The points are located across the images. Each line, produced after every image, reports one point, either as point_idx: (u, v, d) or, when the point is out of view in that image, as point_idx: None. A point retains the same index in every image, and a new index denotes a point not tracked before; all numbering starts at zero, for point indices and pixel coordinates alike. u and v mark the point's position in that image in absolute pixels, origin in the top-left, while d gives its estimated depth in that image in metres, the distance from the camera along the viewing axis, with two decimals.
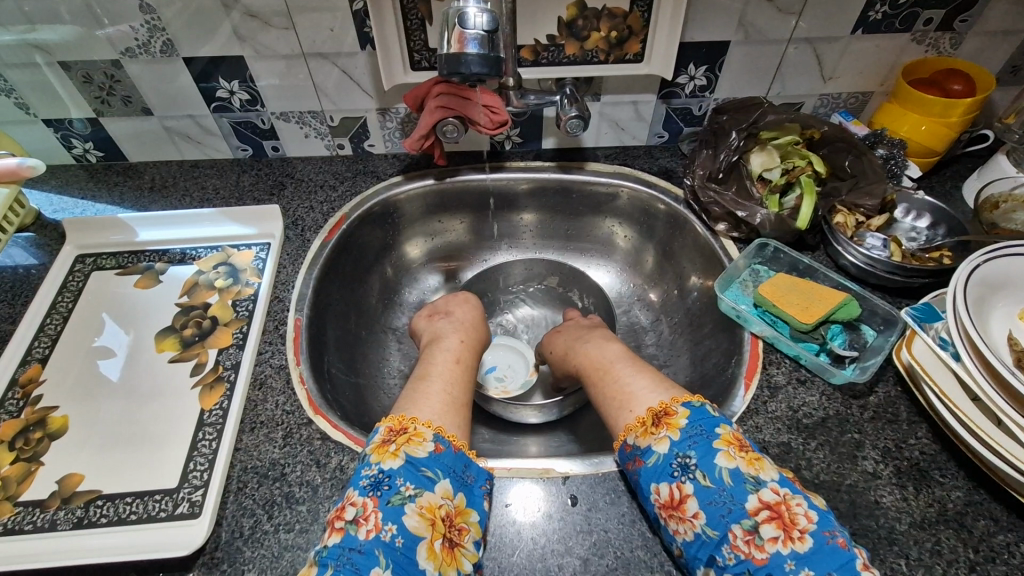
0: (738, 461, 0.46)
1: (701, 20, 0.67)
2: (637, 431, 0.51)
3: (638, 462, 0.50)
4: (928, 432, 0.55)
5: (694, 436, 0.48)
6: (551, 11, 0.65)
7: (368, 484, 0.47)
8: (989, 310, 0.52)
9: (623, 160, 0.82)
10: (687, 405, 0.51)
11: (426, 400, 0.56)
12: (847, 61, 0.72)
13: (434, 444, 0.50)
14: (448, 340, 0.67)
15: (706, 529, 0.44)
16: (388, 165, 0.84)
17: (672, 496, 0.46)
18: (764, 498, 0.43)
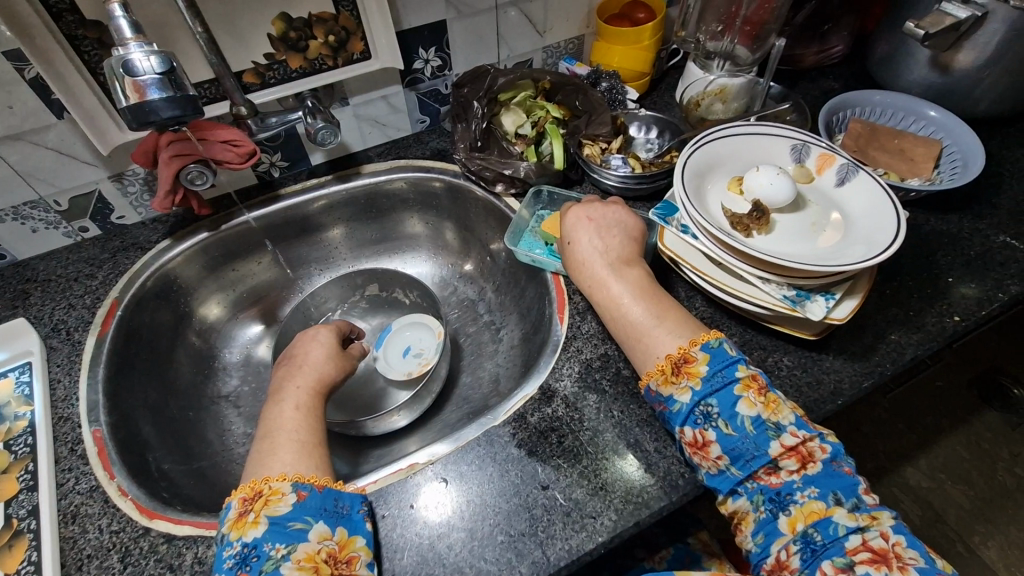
0: (760, 407, 0.47)
1: (410, 6, 0.69)
2: (659, 379, 0.51)
3: (664, 408, 0.51)
4: (703, 301, 0.66)
5: (716, 384, 0.49)
6: (257, 31, 0.64)
7: (234, 563, 0.45)
8: (708, 191, 0.63)
9: (397, 153, 0.84)
10: (705, 348, 0.50)
11: (278, 455, 0.52)
12: (552, 14, 0.81)
13: (295, 494, 0.48)
14: (291, 392, 0.59)
15: (732, 468, 0.47)
16: (150, 232, 0.76)
17: (696, 440, 0.48)
18: (785, 442, 0.46)
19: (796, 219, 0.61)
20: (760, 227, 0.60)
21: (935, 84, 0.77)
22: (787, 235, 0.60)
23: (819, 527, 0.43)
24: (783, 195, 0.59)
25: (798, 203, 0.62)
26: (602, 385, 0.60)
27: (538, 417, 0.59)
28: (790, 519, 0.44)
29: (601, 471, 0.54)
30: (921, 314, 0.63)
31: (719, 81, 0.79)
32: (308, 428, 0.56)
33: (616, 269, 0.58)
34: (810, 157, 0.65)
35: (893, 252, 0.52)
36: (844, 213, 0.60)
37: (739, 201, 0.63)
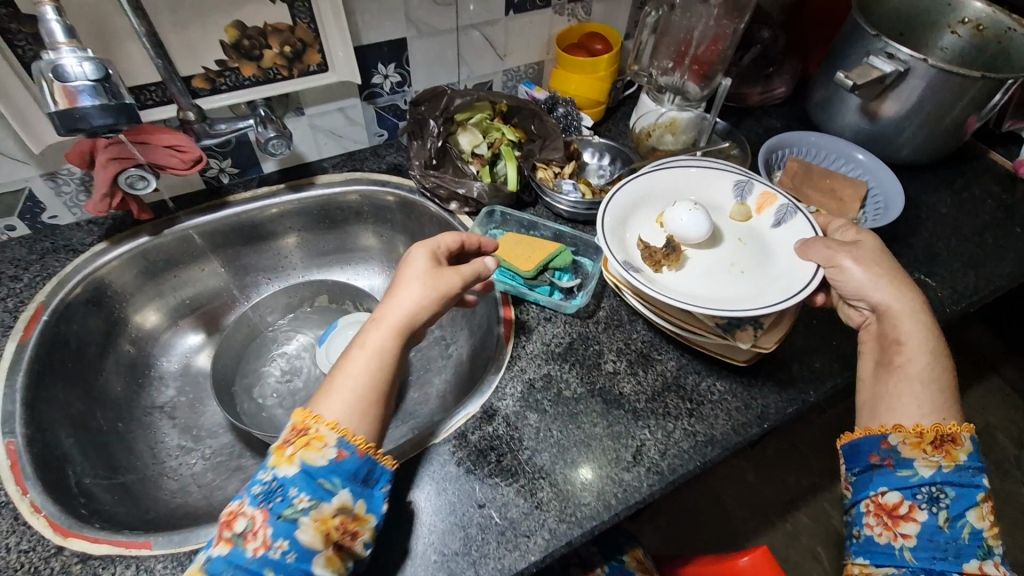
0: (982, 523, 0.48)
1: (369, 22, 0.70)
2: (907, 440, 0.50)
3: (889, 465, 0.51)
4: (643, 325, 0.69)
5: (963, 479, 0.49)
6: (208, 37, 0.63)
7: (261, 493, 0.44)
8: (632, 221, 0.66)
9: (353, 165, 0.84)
10: (972, 440, 0.50)
11: (332, 397, 0.49)
12: (513, 39, 0.83)
13: (337, 450, 0.46)
14: (375, 333, 0.52)
15: (907, 551, 0.48)
16: (85, 233, 0.73)
17: (898, 507, 0.50)
18: (986, 569, 0.47)
19: (717, 256, 0.65)
20: (670, 262, 0.63)
21: (863, 130, 0.83)
22: (700, 273, 0.63)
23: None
24: (698, 233, 0.63)
25: (725, 239, 0.66)
26: (543, 405, 0.61)
27: (478, 436, 0.59)
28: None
29: (538, 489, 0.55)
30: (843, 345, 0.67)
31: (668, 114, 0.84)
32: (373, 372, 0.50)
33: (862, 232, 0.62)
34: (752, 195, 0.68)
35: (792, 302, 0.56)
36: (763, 252, 0.64)
37: (658, 235, 0.66)
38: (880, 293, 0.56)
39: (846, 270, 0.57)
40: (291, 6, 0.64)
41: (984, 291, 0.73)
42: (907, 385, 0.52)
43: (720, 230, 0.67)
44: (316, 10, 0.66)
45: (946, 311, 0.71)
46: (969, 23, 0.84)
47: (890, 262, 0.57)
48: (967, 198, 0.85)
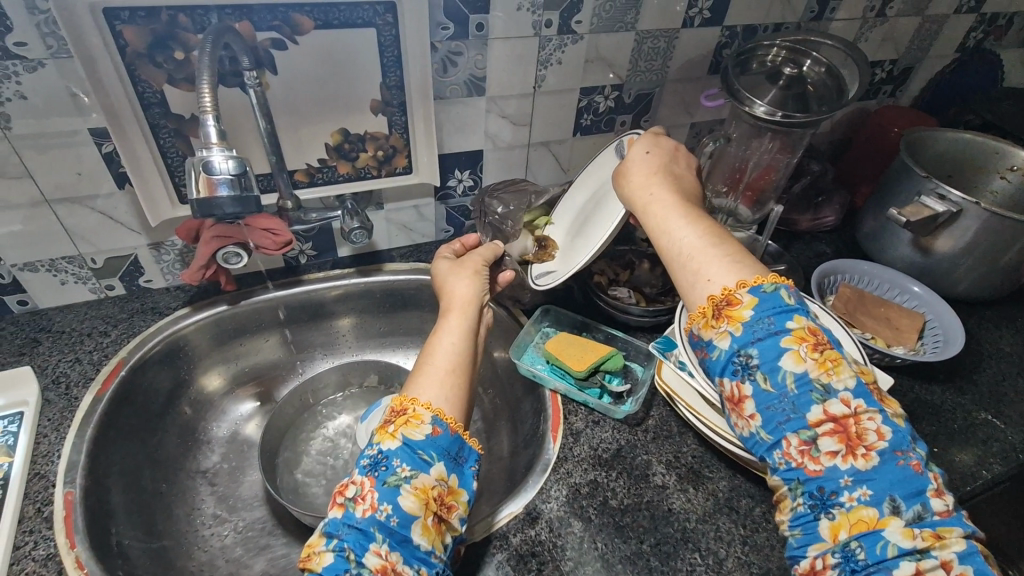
0: (807, 366, 0.43)
1: (454, 134, 0.78)
2: (699, 322, 0.49)
3: (705, 356, 0.49)
4: (694, 438, 0.67)
5: (759, 332, 0.45)
6: (316, 139, 0.71)
7: (368, 464, 0.47)
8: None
9: (418, 256, 0.90)
10: (753, 292, 0.46)
11: (426, 373, 0.54)
12: (577, 156, 0.91)
13: (432, 427, 0.49)
14: (448, 334, 0.58)
15: (761, 431, 0.45)
16: (172, 298, 0.79)
17: (733, 394, 0.47)
18: (831, 410, 0.42)
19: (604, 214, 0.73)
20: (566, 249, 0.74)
21: (916, 262, 0.85)
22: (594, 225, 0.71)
23: (864, 542, 0.39)
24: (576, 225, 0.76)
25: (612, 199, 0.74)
26: (588, 513, 0.60)
27: (520, 538, 0.57)
28: (833, 524, 0.41)
29: None
30: None
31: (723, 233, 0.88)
32: (456, 351, 0.57)
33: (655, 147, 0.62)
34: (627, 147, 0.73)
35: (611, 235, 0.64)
36: None
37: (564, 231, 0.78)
38: (642, 195, 0.58)
39: (627, 184, 0.60)
40: (389, 118, 0.73)
41: None
42: (680, 268, 0.52)
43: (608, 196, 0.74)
44: (410, 122, 0.75)
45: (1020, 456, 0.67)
46: (1018, 170, 0.88)
47: (643, 160, 0.61)
48: None
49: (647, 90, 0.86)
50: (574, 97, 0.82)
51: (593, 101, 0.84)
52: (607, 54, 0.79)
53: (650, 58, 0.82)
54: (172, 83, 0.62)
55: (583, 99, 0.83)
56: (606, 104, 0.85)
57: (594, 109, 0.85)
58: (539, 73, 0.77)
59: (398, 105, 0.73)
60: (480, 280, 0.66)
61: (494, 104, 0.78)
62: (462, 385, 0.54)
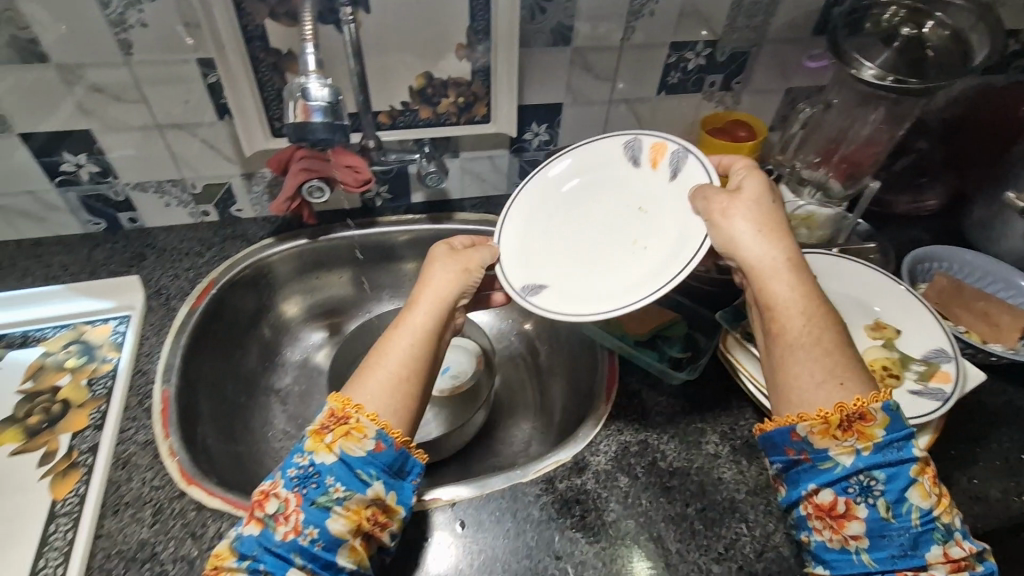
0: (932, 498, 0.43)
1: (535, 85, 0.78)
2: (815, 428, 0.45)
3: (808, 461, 0.45)
4: (753, 413, 0.66)
5: (891, 457, 0.43)
6: (401, 81, 0.73)
7: (297, 477, 0.45)
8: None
9: (488, 208, 0.91)
10: (887, 409, 0.44)
11: (375, 375, 0.50)
12: (660, 116, 0.87)
13: (377, 442, 0.46)
14: (399, 338, 0.52)
15: (863, 554, 0.43)
16: (259, 227, 0.85)
17: (836, 506, 0.44)
18: (949, 551, 0.42)
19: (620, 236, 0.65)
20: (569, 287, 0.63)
21: None
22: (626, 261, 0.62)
23: None
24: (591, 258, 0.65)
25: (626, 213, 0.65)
26: (635, 471, 0.60)
27: (566, 485, 0.59)
28: None
29: (616, 556, 0.54)
30: (986, 487, 0.60)
31: (807, 208, 0.81)
32: (409, 355, 0.51)
33: (768, 190, 0.54)
34: (643, 150, 0.66)
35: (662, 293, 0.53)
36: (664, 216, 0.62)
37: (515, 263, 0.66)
38: (742, 250, 0.51)
39: (728, 222, 0.52)
40: (473, 64, 0.73)
41: None
42: (785, 351, 0.48)
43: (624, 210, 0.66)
44: (493, 70, 0.74)
45: None
46: None
47: (764, 204, 0.53)
48: None
49: (743, 49, 0.81)
50: (663, 53, 0.78)
51: (683, 58, 0.80)
52: (704, 7, 0.75)
53: (750, 14, 0.77)
54: (274, 19, 0.65)
55: (673, 55, 0.79)
56: (697, 61, 0.81)
57: (683, 66, 0.81)
58: (629, 24, 0.74)
59: (483, 51, 0.72)
60: (466, 279, 0.59)
61: (579, 55, 0.76)
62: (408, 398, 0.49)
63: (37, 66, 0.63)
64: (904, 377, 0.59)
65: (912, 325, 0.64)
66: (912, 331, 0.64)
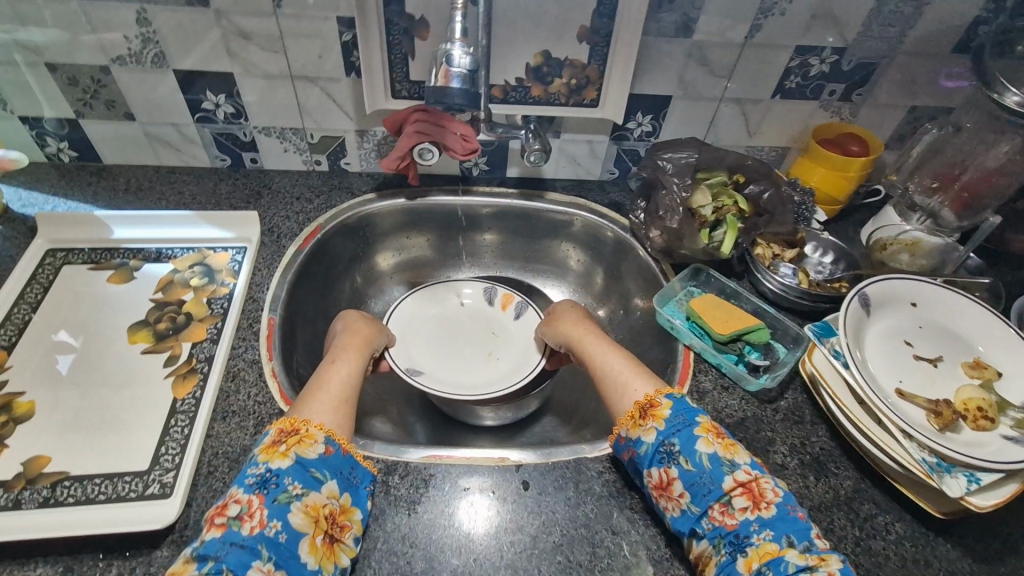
0: (715, 447, 0.52)
1: (648, 74, 0.78)
2: (628, 425, 0.56)
3: (632, 452, 0.55)
4: (827, 431, 0.65)
5: (677, 425, 0.53)
6: (519, 57, 0.75)
7: (254, 482, 0.48)
8: (863, 324, 0.65)
9: (580, 191, 0.92)
10: (668, 397, 0.56)
11: (318, 398, 0.58)
12: (769, 120, 0.85)
13: (324, 446, 0.53)
14: (333, 375, 0.63)
15: (692, 505, 0.50)
16: (363, 182, 0.90)
17: (662, 478, 0.52)
18: (739, 478, 0.50)
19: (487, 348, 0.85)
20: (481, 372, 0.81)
21: None
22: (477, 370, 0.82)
23: (772, 567, 0.45)
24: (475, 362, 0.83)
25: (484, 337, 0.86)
26: None
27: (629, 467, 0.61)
28: (747, 559, 0.46)
29: (672, 543, 0.55)
30: None
31: (913, 233, 0.79)
32: (342, 384, 0.62)
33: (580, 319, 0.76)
34: (496, 298, 0.89)
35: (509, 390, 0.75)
36: (507, 341, 0.85)
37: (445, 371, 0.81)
38: (595, 355, 0.67)
39: (554, 325, 0.76)
40: (591, 48, 0.74)
41: None
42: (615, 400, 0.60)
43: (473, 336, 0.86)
44: (610, 55, 0.75)
45: None
46: None
47: (576, 312, 0.78)
48: None
49: (872, 59, 0.78)
50: (786, 55, 0.76)
51: (805, 63, 0.78)
52: (838, 12, 0.72)
53: (887, 23, 0.74)
54: None
55: (795, 59, 0.77)
56: (820, 68, 0.78)
57: (803, 71, 0.79)
58: (755, 22, 0.73)
59: (604, 35, 0.73)
60: (378, 327, 0.75)
61: (698, 49, 0.75)
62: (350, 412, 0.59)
63: (199, 9, 0.70)
64: (1000, 422, 0.57)
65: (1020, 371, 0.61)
66: (1018, 378, 0.60)
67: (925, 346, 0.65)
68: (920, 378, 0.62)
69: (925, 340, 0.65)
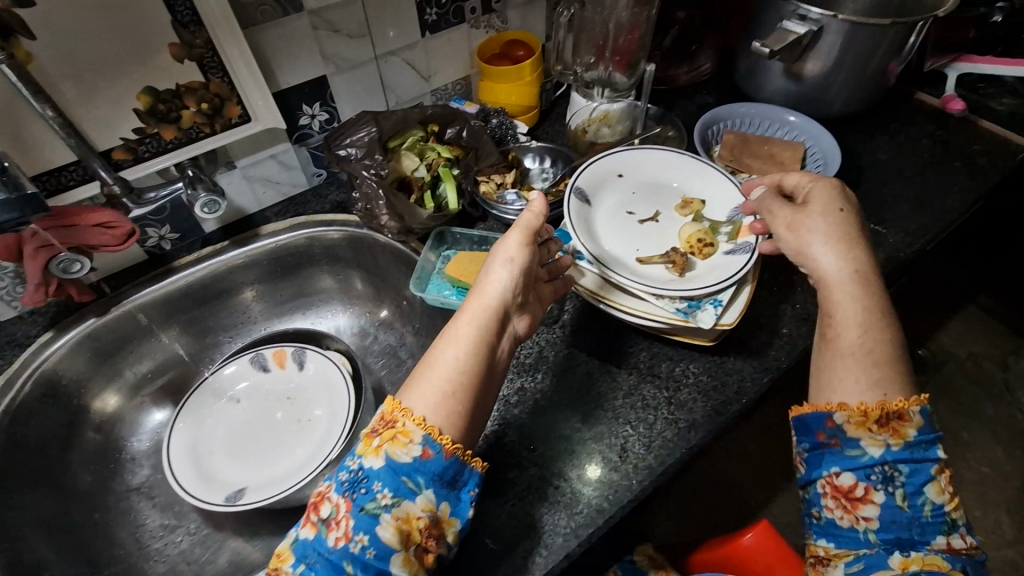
0: (883, 439, 0.48)
1: (283, 64, 0.69)
2: (852, 418, 0.49)
3: (835, 444, 0.50)
4: (610, 319, 0.68)
5: (917, 452, 0.48)
6: (120, 107, 0.61)
7: (347, 486, 0.46)
8: (589, 215, 0.67)
9: (296, 210, 0.82)
10: (922, 411, 0.49)
11: (424, 383, 0.50)
12: (434, 58, 0.83)
13: (422, 449, 0.47)
14: (453, 346, 0.51)
15: (869, 533, 0.47)
16: (30, 326, 0.70)
17: (852, 488, 0.48)
18: (954, 544, 0.46)
19: (287, 419, 0.73)
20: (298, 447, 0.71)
21: (793, 91, 0.85)
22: (294, 448, 0.71)
23: None
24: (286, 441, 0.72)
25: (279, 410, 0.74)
26: (522, 420, 0.61)
27: None
28: (905, 558, 0.46)
29: (529, 506, 0.55)
30: (807, 306, 0.68)
31: (602, 107, 0.84)
32: (466, 359, 0.50)
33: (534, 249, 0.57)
34: (267, 361, 0.76)
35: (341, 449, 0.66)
36: (306, 398, 0.75)
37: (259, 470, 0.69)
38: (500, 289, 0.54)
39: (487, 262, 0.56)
40: (200, 62, 0.63)
41: (933, 231, 0.75)
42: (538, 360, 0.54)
43: (267, 416, 0.74)
44: (227, 63, 0.64)
45: (902, 256, 0.72)
46: None
47: (836, 221, 0.56)
48: (903, 141, 0.87)
49: None
50: None
51: None
52: None
53: None
54: None
55: None
56: None
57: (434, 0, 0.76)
58: None
59: (205, 44, 0.62)
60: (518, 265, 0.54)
61: (319, 19, 0.68)
62: (459, 403, 0.49)
63: None
64: (717, 244, 0.65)
65: (714, 195, 0.70)
66: (715, 201, 0.70)
67: (643, 207, 0.70)
68: (651, 238, 0.68)
69: (642, 203, 0.71)
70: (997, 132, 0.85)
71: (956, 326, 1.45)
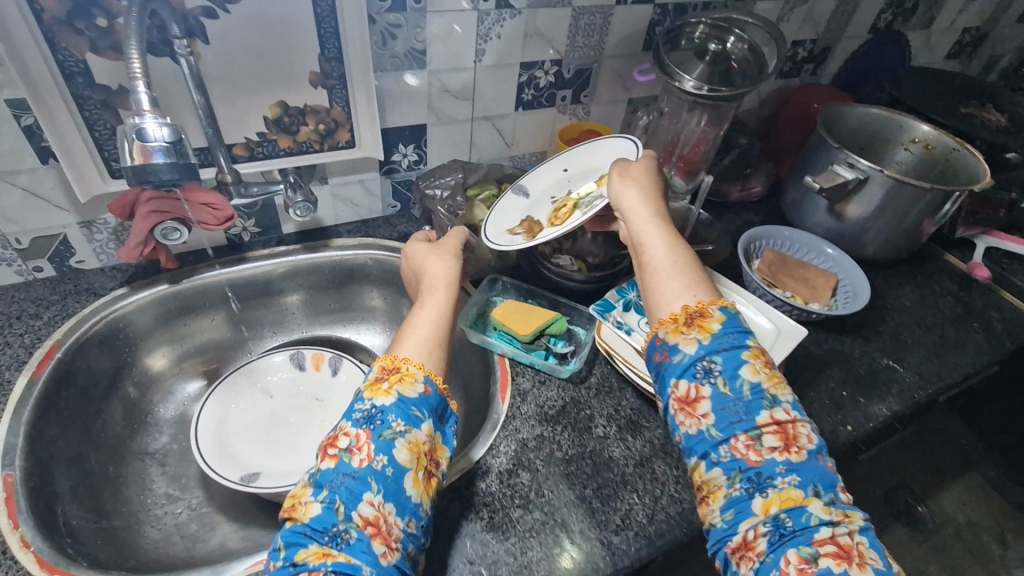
0: (695, 337, 0.51)
1: (394, 107, 0.79)
2: (670, 328, 0.53)
3: (665, 357, 0.52)
4: (633, 392, 0.72)
5: (726, 343, 0.50)
6: (254, 112, 0.71)
7: (361, 418, 0.49)
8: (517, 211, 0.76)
9: (365, 231, 0.90)
10: (722, 309, 0.52)
11: (412, 339, 0.56)
12: (520, 130, 0.93)
13: (423, 385, 0.52)
14: (425, 312, 0.60)
15: (711, 429, 0.48)
16: (107, 278, 0.77)
17: (689, 393, 0.49)
18: (776, 415, 0.47)
19: (311, 419, 0.77)
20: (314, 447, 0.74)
21: (832, 227, 0.92)
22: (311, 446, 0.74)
23: (792, 515, 0.43)
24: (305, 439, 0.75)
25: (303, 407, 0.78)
26: (535, 465, 0.64)
27: (472, 491, 0.61)
28: (765, 501, 0.44)
29: (528, 547, 0.57)
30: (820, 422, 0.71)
31: None
32: (436, 322, 0.59)
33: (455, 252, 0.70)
34: (306, 361, 0.81)
35: None
36: (331, 403, 0.78)
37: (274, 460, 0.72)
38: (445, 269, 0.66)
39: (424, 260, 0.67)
40: (329, 91, 0.73)
41: (946, 380, 0.79)
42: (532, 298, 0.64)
43: (292, 410, 0.78)
44: (350, 97, 0.75)
45: (913, 396, 0.76)
46: (919, 142, 0.97)
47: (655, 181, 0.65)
48: (928, 293, 0.93)
49: (587, 65, 0.88)
50: (515, 72, 0.83)
51: (534, 76, 0.85)
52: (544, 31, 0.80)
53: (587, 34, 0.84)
54: (96, 52, 0.60)
55: (524, 74, 0.84)
56: (547, 78, 0.87)
57: (534, 84, 0.87)
58: (479, 47, 0.78)
59: (338, 78, 0.73)
60: (455, 256, 0.67)
61: (435, 78, 0.78)
62: (444, 350, 0.57)
63: None
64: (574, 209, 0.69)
65: None
66: None
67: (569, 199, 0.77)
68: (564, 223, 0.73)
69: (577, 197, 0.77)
70: (1017, 306, 0.91)
71: (956, 489, 1.44)
